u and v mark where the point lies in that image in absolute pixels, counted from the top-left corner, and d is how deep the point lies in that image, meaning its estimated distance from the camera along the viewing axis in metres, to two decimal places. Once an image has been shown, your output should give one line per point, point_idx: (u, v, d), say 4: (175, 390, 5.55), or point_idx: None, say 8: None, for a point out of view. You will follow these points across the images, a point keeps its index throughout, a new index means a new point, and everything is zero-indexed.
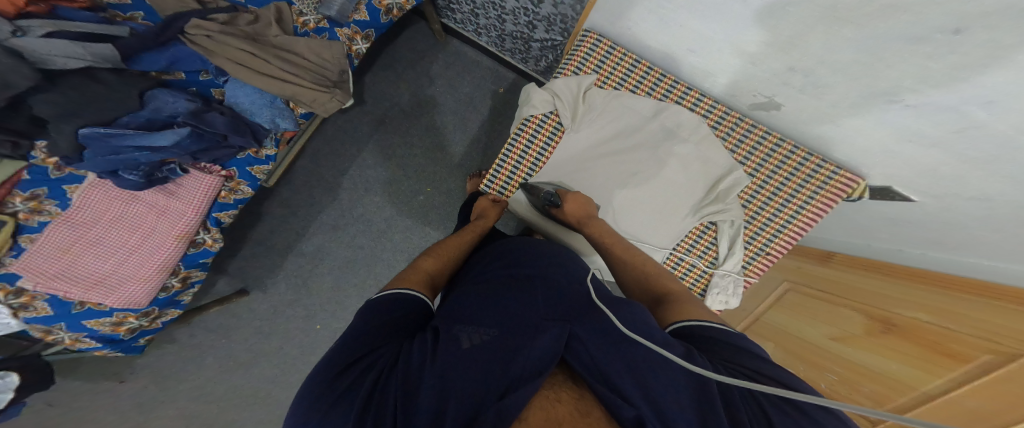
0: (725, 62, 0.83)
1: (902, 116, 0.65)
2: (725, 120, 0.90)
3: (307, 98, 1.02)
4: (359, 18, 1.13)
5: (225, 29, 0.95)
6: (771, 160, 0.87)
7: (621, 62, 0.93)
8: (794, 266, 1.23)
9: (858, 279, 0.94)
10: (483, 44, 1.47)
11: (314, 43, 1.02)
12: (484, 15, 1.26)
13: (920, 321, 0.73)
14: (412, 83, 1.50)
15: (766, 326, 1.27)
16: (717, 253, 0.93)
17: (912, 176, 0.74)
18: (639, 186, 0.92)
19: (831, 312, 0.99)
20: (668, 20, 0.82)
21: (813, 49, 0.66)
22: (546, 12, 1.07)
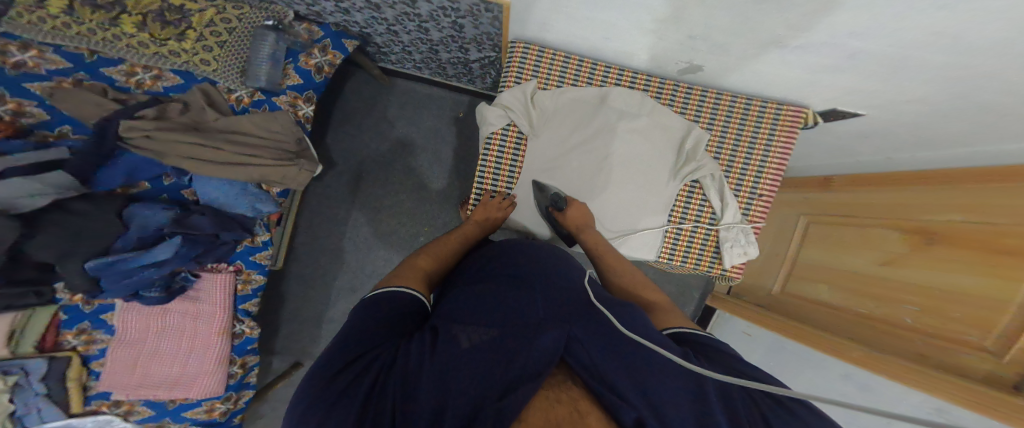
0: (637, 40, 0.75)
1: (797, 55, 0.60)
2: (666, 87, 0.88)
3: (275, 177, 1.04)
4: (291, 82, 1.10)
5: (163, 124, 0.93)
6: (730, 112, 0.87)
7: (556, 62, 0.91)
8: (806, 199, 1.21)
9: (903, 197, 0.88)
10: (427, 76, 1.47)
11: (259, 119, 1.01)
12: (417, 52, 1.24)
13: (990, 224, 0.65)
14: (374, 131, 1.52)
15: (805, 265, 1.13)
16: (713, 209, 0.91)
17: (846, 96, 0.71)
18: (610, 173, 0.90)
19: (869, 236, 0.93)
20: (577, 19, 0.75)
21: (694, 20, 0.59)
22: (473, 33, 0.98)
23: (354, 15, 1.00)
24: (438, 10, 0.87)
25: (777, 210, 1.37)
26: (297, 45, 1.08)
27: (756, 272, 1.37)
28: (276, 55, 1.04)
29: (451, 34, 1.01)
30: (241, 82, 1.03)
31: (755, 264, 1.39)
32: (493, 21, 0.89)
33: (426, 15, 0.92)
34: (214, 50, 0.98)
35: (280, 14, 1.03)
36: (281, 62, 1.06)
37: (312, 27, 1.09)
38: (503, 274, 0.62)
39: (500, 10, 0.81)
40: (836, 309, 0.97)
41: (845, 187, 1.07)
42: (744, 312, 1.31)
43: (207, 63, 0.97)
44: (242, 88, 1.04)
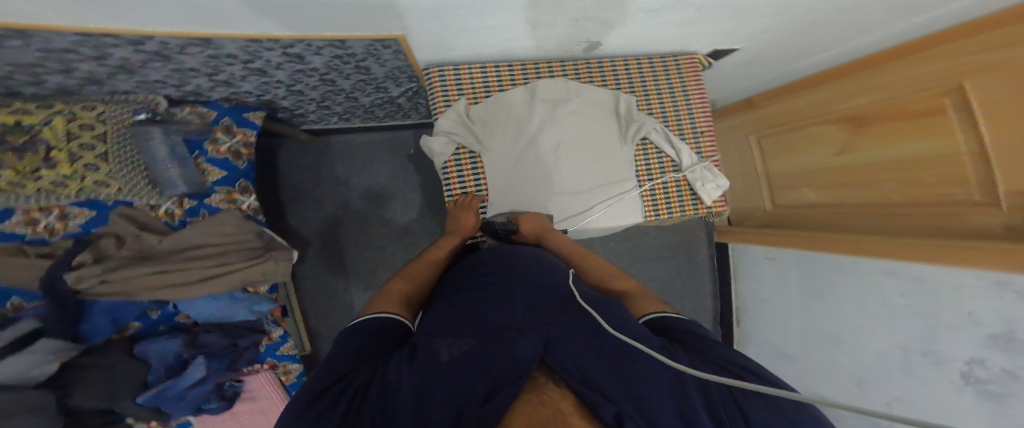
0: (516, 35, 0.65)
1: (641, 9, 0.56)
2: (581, 68, 0.80)
3: (257, 276, 0.84)
4: (211, 177, 0.83)
5: (110, 264, 0.70)
6: (642, 71, 0.82)
7: (473, 74, 0.75)
8: (742, 122, 1.19)
9: (821, 95, 0.90)
10: (362, 125, 1.33)
11: (207, 225, 0.79)
12: (339, 113, 1.07)
13: (936, 86, 0.66)
14: (336, 196, 1.36)
15: (783, 182, 1.06)
16: (672, 156, 0.82)
17: (730, 31, 0.69)
18: (575, 167, 0.76)
19: (809, 135, 0.95)
20: (469, 32, 0.61)
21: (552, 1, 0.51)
22: (384, 70, 0.74)
23: (241, 85, 0.71)
24: (337, 58, 0.64)
25: (721, 131, 1.32)
26: (195, 133, 0.78)
27: (740, 203, 1.30)
28: (179, 151, 0.76)
29: (353, 92, 0.86)
30: (157, 193, 0.76)
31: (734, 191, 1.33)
32: (398, 57, 0.67)
33: (322, 67, 0.67)
34: (99, 168, 0.66)
35: (149, 104, 0.72)
36: (190, 160, 0.78)
37: (198, 108, 0.79)
38: (477, 278, 0.58)
39: (400, 44, 0.60)
40: (830, 206, 0.93)
41: (767, 102, 1.08)
42: (754, 239, 1.22)
43: (106, 185, 0.67)
44: (155, 201, 0.76)
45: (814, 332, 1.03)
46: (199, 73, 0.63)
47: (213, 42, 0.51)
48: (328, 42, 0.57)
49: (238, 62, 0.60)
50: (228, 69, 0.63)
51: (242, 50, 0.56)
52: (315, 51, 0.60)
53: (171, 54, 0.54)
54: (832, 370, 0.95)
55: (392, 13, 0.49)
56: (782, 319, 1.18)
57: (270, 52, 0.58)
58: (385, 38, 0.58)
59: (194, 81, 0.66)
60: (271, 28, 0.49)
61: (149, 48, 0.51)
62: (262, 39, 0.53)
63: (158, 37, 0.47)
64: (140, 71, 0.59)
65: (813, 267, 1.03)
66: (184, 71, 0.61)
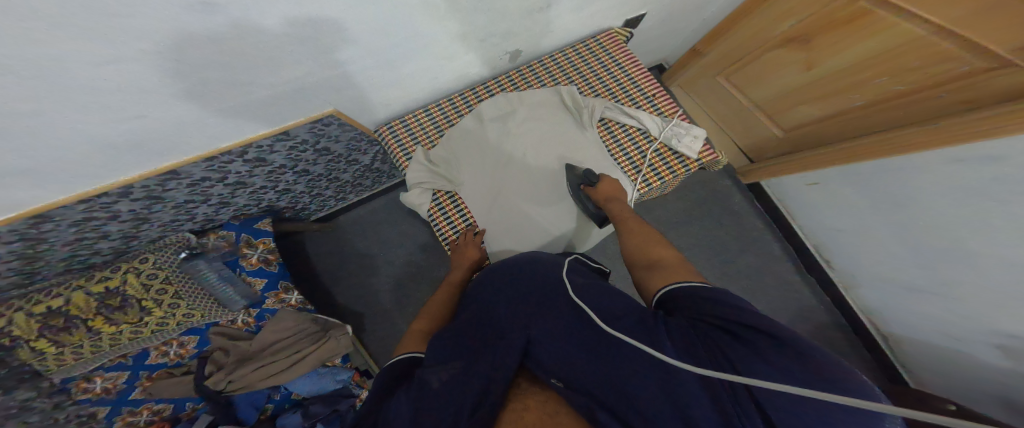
0: (422, 71, 0.61)
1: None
2: (515, 79, 0.72)
3: (328, 353, 0.88)
4: (258, 287, 0.83)
5: (228, 366, 0.78)
6: (579, 53, 0.73)
7: (418, 120, 0.70)
8: (703, 69, 1.08)
9: (765, 17, 0.82)
10: (357, 197, 1.28)
11: (279, 320, 0.84)
12: (330, 193, 1.09)
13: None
14: (354, 271, 1.29)
15: (785, 116, 0.94)
16: (636, 126, 0.68)
17: None
18: (557, 177, 0.67)
19: (769, 64, 0.88)
20: (370, 89, 0.60)
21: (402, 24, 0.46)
22: (342, 145, 0.79)
23: (234, 201, 0.81)
24: (291, 151, 0.71)
25: (681, 94, 1.23)
26: (230, 254, 0.81)
27: (749, 146, 1.12)
28: (225, 273, 0.78)
29: (331, 172, 0.93)
30: (224, 310, 0.78)
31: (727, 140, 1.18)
32: (346, 129, 0.72)
33: (284, 162, 0.75)
34: (180, 303, 0.73)
35: (183, 241, 0.76)
36: (238, 278, 0.80)
37: (219, 233, 0.82)
38: (470, 299, 0.55)
39: (338, 118, 0.65)
40: (839, 114, 0.81)
41: (714, 45, 1.00)
42: (768, 175, 1.06)
43: (190, 315, 0.74)
44: (228, 314, 0.79)
45: (945, 260, 0.75)
46: (196, 203, 0.72)
47: (179, 172, 0.58)
48: (274, 137, 0.63)
49: (217, 182, 0.68)
50: (212, 190, 0.70)
51: (211, 171, 0.63)
52: (269, 151, 0.67)
53: (160, 194, 0.62)
54: (992, 300, 0.70)
55: (307, 93, 0.54)
56: (883, 258, 0.89)
57: (233, 164, 0.65)
58: (321, 117, 0.63)
59: (195, 211, 0.75)
60: (218, 144, 0.56)
61: (139, 195, 0.59)
62: (217, 155, 0.59)
63: (135, 183, 0.55)
64: (154, 215, 0.68)
65: (870, 181, 0.82)
66: (182, 205, 0.69)
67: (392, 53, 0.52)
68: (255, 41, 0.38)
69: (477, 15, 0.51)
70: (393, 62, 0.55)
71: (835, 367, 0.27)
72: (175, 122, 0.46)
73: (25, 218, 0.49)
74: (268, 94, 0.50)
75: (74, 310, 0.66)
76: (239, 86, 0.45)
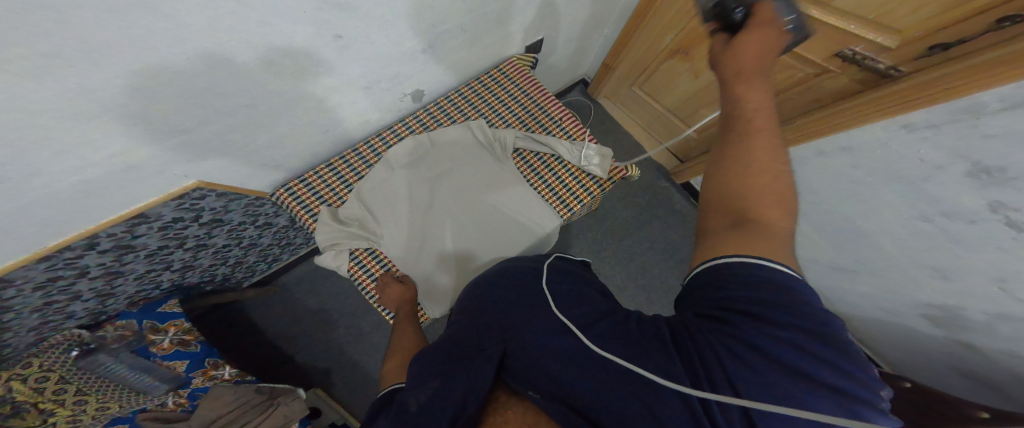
0: (312, 128, 0.63)
1: (374, 51, 0.52)
2: (423, 118, 0.74)
3: (279, 422, 0.82)
4: (179, 368, 0.78)
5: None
6: (479, 88, 0.77)
7: (321, 176, 0.71)
8: (618, 80, 1.14)
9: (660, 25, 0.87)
10: (292, 255, 1.22)
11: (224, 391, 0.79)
12: (252, 257, 1.03)
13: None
14: (309, 317, 1.25)
15: (698, 117, 0.99)
16: (549, 151, 0.75)
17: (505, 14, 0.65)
18: (475, 212, 0.71)
19: (669, 70, 0.95)
20: (265, 149, 0.61)
21: (266, 90, 0.48)
22: (239, 212, 0.76)
23: (122, 289, 0.74)
24: (166, 231, 0.66)
25: (609, 105, 1.28)
26: (135, 343, 0.73)
27: (677, 147, 1.18)
28: (135, 362, 0.71)
29: (241, 239, 0.88)
30: (142, 396, 0.71)
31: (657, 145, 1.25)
32: (230, 198, 0.69)
33: (162, 244, 0.69)
34: (89, 398, 0.66)
35: (70, 337, 0.69)
36: (152, 364, 0.73)
37: (114, 323, 0.74)
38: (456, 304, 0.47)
39: (209, 188, 0.61)
40: None
41: (621, 58, 1.05)
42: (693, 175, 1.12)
43: (104, 407, 0.67)
44: (152, 400, 0.72)
45: (853, 241, 0.81)
46: (61, 303, 0.63)
47: (10, 278, 0.50)
48: (127, 223, 0.56)
49: (80, 279, 0.61)
50: (76, 288, 0.62)
51: (57, 271, 0.55)
52: (135, 236, 0.61)
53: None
54: (898, 271, 0.76)
55: (157, 170, 0.50)
56: (807, 242, 0.95)
57: (85, 258, 0.57)
58: (183, 192, 0.58)
59: (70, 309, 0.67)
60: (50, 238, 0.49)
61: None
62: (56, 252, 0.51)
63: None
64: (16, 324, 0.60)
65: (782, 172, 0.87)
66: (45, 307, 0.61)
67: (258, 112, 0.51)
68: (106, 136, 0.38)
69: (347, 67, 0.53)
70: (274, 122, 0.56)
71: (857, 384, 0.22)
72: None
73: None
74: (116, 179, 0.45)
75: None
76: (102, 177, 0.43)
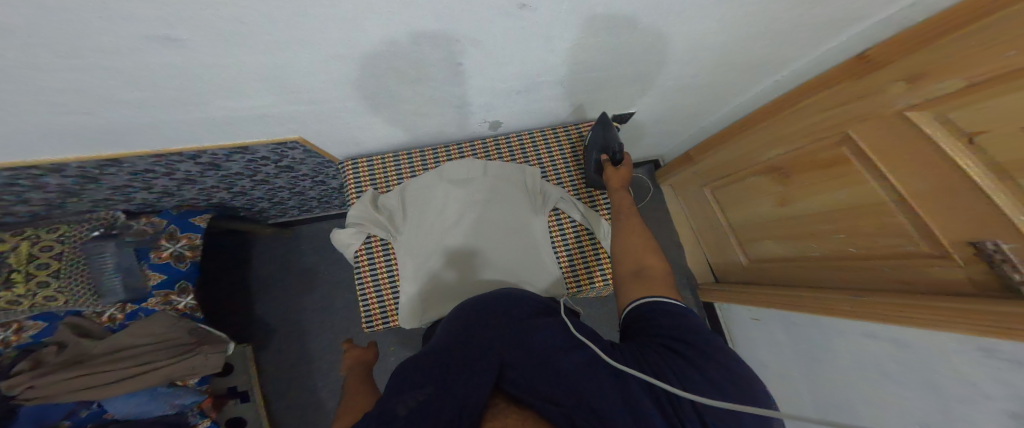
0: (394, 126, 0.65)
1: (475, 81, 0.52)
2: (490, 147, 0.74)
3: (182, 372, 0.84)
4: (151, 281, 0.86)
5: (44, 369, 0.74)
6: (563, 141, 0.76)
7: (384, 163, 0.72)
8: (691, 176, 1.09)
9: (750, 143, 0.81)
10: (321, 211, 1.25)
11: (141, 326, 0.82)
12: (292, 203, 1.05)
13: (829, 137, 0.60)
14: (299, 283, 1.24)
15: (758, 247, 0.92)
16: (585, 225, 0.71)
17: (612, 93, 0.66)
18: (490, 253, 0.67)
19: (746, 187, 0.88)
20: (350, 129, 0.63)
21: (365, 81, 0.48)
22: (308, 167, 0.79)
23: (183, 194, 0.82)
24: (250, 164, 0.72)
25: (670, 195, 1.27)
26: (145, 242, 0.87)
27: (719, 264, 1.13)
28: (125, 262, 0.84)
29: (294, 187, 0.91)
30: (95, 300, 0.82)
31: (698, 251, 1.21)
32: (311, 155, 0.73)
33: (241, 171, 0.76)
34: (49, 287, 0.78)
35: (107, 219, 0.86)
36: (137, 268, 0.84)
37: (151, 218, 0.90)
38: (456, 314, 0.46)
39: (302, 144, 0.66)
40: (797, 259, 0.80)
41: (702, 157, 0.99)
42: (724, 297, 1.06)
43: (52, 300, 0.78)
44: (95, 307, 0.82)
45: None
46: (136, 188, 0.74)
47: (122, 161, 0.61)
48: (229, 150, 0.64)
49: (162, 175, 0.70)
50: (157, 181, 0.73)
51: (156, 166, 0.66)
52: (225, 160, 0.69)
53: (97, 175, 0.65)
54: None
55: (270, 120, 0.56)
56: None
57: (184, 164, 0.67)
58: (285, 141, 0.64)
59: (133, 194, 0.78)
60: (167, 144, 0.58)
61: (73, 173, 0.62)
62: (160, 154, 0.62)
63: (71, 163, 0.58)
64: (84, 193, 0.72)
65: (798, 329, 0.82)
66: (120, 187, 0.72)
67: (373, 102, 0.55)
68: (207, 69, 0.40)
69: (448, 88, 0.53)
70: (365, 109, 0.57)
71: (740, 367, 0.34)
72: (127, 120, 0.49)
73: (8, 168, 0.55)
74: (233, 115, 0.52)
75: None
76: (201, 103, 0.48)
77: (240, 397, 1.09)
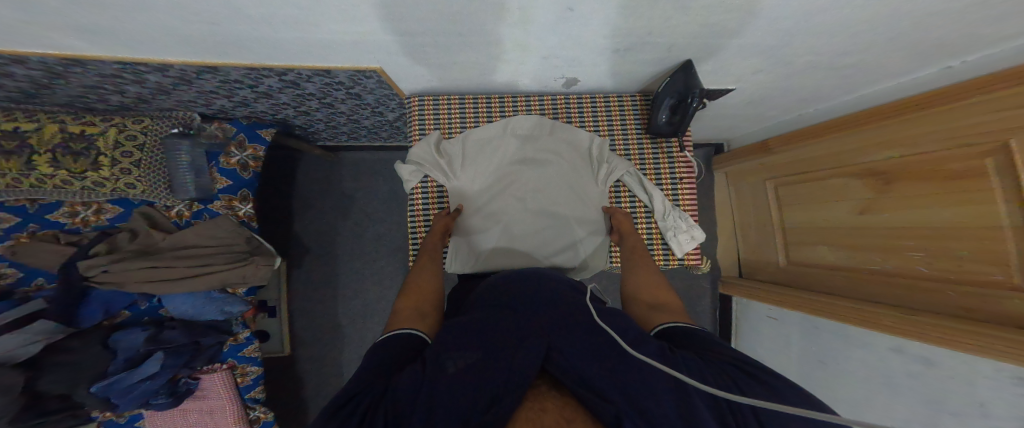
0: (471, 65, 0.60)
1: (583, 28, 0.46)
2: (559, 104, 0.70)
3: (235, 278, 0.90)
4: (218, 185, 0.90)
5: (118, 255, 0.81)
6: (644, 110, 0.69)
7: (451, 106, 0.69)
8: (760, 165, 1.01)
9: (854, 141, 0.72)
10: (367, 142, 1.25)
11: (203, 229, 0.87)
12: (345, 130, 1.04)
13: (971, 145, 0.51)
14: (336, 211, 1.28)
15: (807, 250, 0.89)
16: (645, 202, 0.69)
17: (717, 73, 0.57)
18: (549, 216, 0.68)
19: (827, 188, 0.81)
20: (425, 64, 0.59)
21: (469, 16, 0.44)
22: (373, 98, 0.76)
23: (256, 106, 0.81)
24: (324, 87, 0.70)
25: (723, 183, 1.20)
26: (216, 146, 0.87)
27: (750, 261, 1.11)
28: (197, 162, 0.85)
29: (352, 114, 0.89)
30: (169, 195, 0.85)
31: (731, 248, 1.18)
32: (380, 86, 0.70)
33: (314, 92, 0.74)
34: (132, 172, 0.80)
35: (184, 119, 0.82)
36: (206, 169, 0.87)
37: (223, 124, 0.89)
38: (501, 295, 0.49)
39: (379, 75, 0.63)
40: (847, 270, 0.76)
41: (782, 149, 0.89)
42: (745, 294, 1.04)
43: (133, 188, 0.80)
44: (169, 201, 0.85)
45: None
46: (218, 96, 0.73)
47: (220, 69, 0.59)
48: (314, 71, 0.61)
49: (246, 87, 0.69)
50: (239, 92, 0.71)
51: (247, 77, 0.63)
52: (307, 80, 0.66)
53: (192, 79, 0.63)
54: None
55: (363, 48, 0.52)
56: None
57: (269, 79, 0.65)
58: (364, 70, 0.60)
59: (214, 101, 0.76)
60: (259, 59, 0.56)
61: (172, 73, 0.60)
62: (259, 69, 0.59)
63: (176, 66, 0.56)
64: (174, 93, 0.70)
65: (816, 335, 0.81)
66: (206, 92, 0.71)
67: (469, 40, 0.51)
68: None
69: (547, 33, 0.48)
70: (451, 45, 0.53)
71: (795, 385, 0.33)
72: (234, 36, 0.47)
73: (60, 59, 0.51)
74: (331, 40, 0.49)
75: (32, 138, 0.73)
76: (293, 26, 0.45)
77: (268, 311, 1.24)
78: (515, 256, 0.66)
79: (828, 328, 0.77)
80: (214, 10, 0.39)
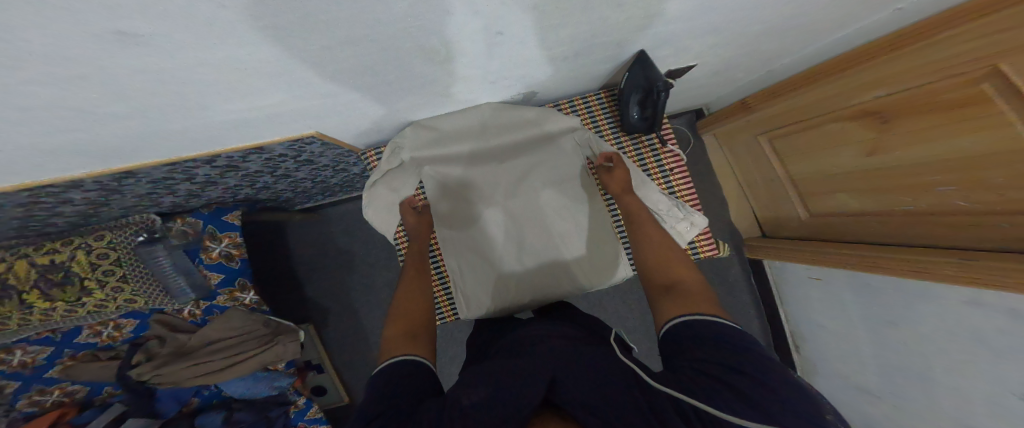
0: (410, 105, 0.54)
1: (518, 45, 0.39)
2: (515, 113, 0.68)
3: (271, 358, 0.94)
4: (213, 280, 0.89)
5: (158, 360, 0.85)
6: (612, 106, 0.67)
7: None
8: (745, 124, 0.93)
9: (836, 86, 0.64)
10: (350, 192, 1.23)
11: (218, 322, 0.89)
12: (317, 190, 1.02)
13: (959, 72, 0.45)
14: (339, 263, 1.28)
15: (823, 201, 0.81)
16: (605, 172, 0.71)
17: (686, 54, 0.50)
18: (529, 216, 0.70)
19: (823, 135, 0.72)
20: (356, 118, 0.55)
21: (384, 64, 0.39)
22: (327, 159, 0.74)
23: (208, 194, 0.80)
24: (266, 162, 0.67)
25: (714, 146, 1.11)
26: (192, 243, 0.85)
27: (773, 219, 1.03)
28: (181, 264, 0.83)
29: (315, 177, 0.86)
30: (168, 300, 0.85)
31: (751, 209, 1.09)
32: (329, 147, 0.67)
33: (260, 169, 0.71)
34: (125, 287, 0.80)
35: (144, 222, 0.80)
36: (194, 269, 0.85)
37: (186, 219, 0.86)
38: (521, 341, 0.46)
39: (319, 138, 0.59)
40: (877, 215, 0.68)
41: (764, 106, 0.81)
42: (776, 257, 0.97)
43: (131, 301, 0.81)
44: (172, 304, 0.86)
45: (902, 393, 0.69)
46: (161, 194, 0.72)
47: (134, 172, 0.56)
48: (245, 151, 0.59)
49: (181, 180, 0.67)
50: (178, 186, 0.70)
51: (172, 172, 0.61)
52: (242, 160, 0.64)
53: (116, 187, 0.61)
54: None
55: (277, 120, 0.48)
56: (838, 358, 0.88)
57: (199, 168, 0.63)
58: (299, 137, 0.57)
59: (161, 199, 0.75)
60: (176, 153, 0.52)
61: (90, 188, 0.58)
62: (178, 162, 0.56)
63: (86, 179, 0.53)
64: (113, 201, 0.69)
65: (879, 295, 0.72)
66: (146, 194, 0.70)
67: (385, 88, 0.46)
68: (205, 79, 0.32)
69: (480, 61, 0.43)
70: (382, 95, 0.48)
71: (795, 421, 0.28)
72: (125, 138, 0.42)
73: None
74: (232, 119, 0.44)
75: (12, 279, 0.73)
76: (194, 110, 0.39)
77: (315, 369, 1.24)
78: (500, 262, 0.70)
79: (890, 285, 0.69)
80: (83, 119, 0.34)
